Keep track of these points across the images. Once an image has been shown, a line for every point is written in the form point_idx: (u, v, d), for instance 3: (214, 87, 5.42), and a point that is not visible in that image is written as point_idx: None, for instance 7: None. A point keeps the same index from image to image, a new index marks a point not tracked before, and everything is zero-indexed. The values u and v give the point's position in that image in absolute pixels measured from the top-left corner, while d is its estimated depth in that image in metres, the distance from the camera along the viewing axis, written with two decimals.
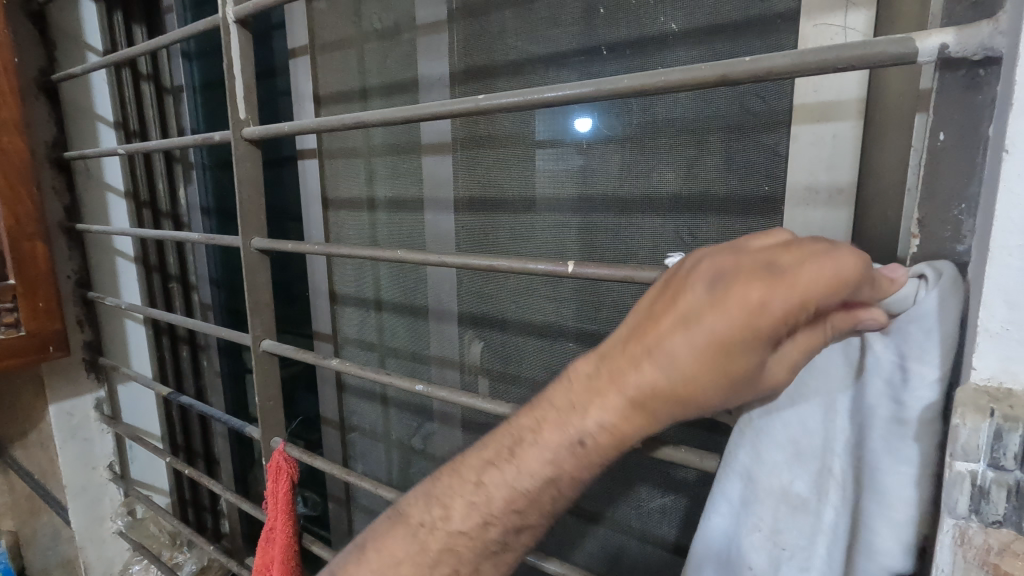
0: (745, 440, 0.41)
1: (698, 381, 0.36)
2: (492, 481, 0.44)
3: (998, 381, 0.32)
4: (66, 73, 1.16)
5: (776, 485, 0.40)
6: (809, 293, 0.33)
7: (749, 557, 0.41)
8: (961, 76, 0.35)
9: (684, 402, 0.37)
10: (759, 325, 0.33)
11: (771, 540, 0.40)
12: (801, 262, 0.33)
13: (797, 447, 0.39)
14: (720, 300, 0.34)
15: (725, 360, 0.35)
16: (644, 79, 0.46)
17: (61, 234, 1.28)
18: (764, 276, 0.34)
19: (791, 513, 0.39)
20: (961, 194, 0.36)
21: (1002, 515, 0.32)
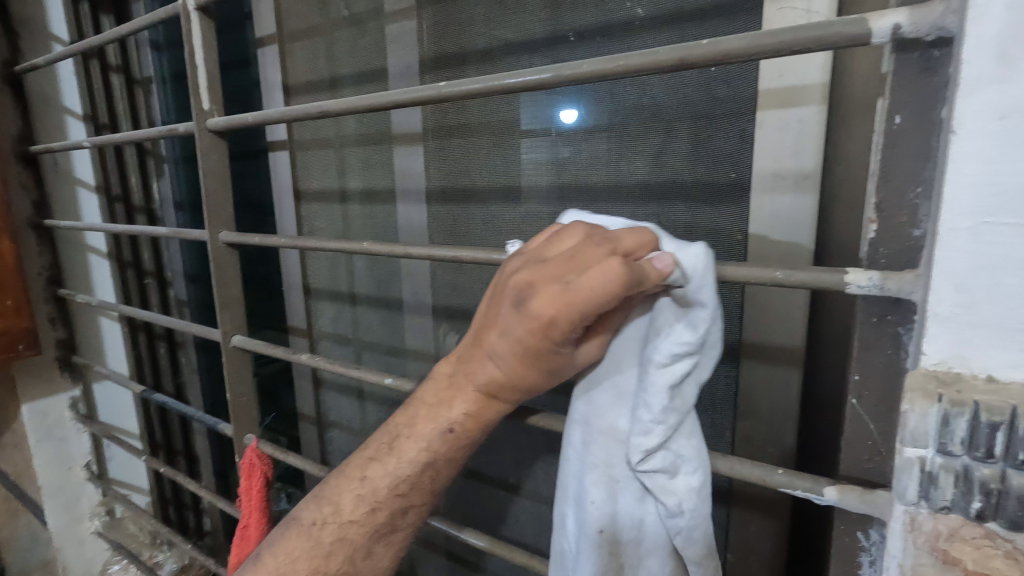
0: (580, 393, 0.48)
1: (523, 371, 0.44)
2: (376, 473, 0.50)
3: (948, 365, 0.32)
4: (27, 65, 1.13)
5: (606, 425, 0.46)
6: (576, 311, 0.39)
7: (589, 492, 0.46)
8: (915, 58, 0.35)
9: (521, 388, 0.45)
10: (546, 328, 0.41)
11: (606, 474, 0.46)
12: (582, 273, 0.39)
13: (617, 391, 0.46)
14: (521, 314, 0.42)
15: (541, 359, 0.43)
16: (604, 64, 0.45)
17: (29, 229, 1.25)
18: (557, 289, 0.40)
19: (616, 449, 0.46)
20: (917, 177, 0.36)
21: (950, 501, 0.31)
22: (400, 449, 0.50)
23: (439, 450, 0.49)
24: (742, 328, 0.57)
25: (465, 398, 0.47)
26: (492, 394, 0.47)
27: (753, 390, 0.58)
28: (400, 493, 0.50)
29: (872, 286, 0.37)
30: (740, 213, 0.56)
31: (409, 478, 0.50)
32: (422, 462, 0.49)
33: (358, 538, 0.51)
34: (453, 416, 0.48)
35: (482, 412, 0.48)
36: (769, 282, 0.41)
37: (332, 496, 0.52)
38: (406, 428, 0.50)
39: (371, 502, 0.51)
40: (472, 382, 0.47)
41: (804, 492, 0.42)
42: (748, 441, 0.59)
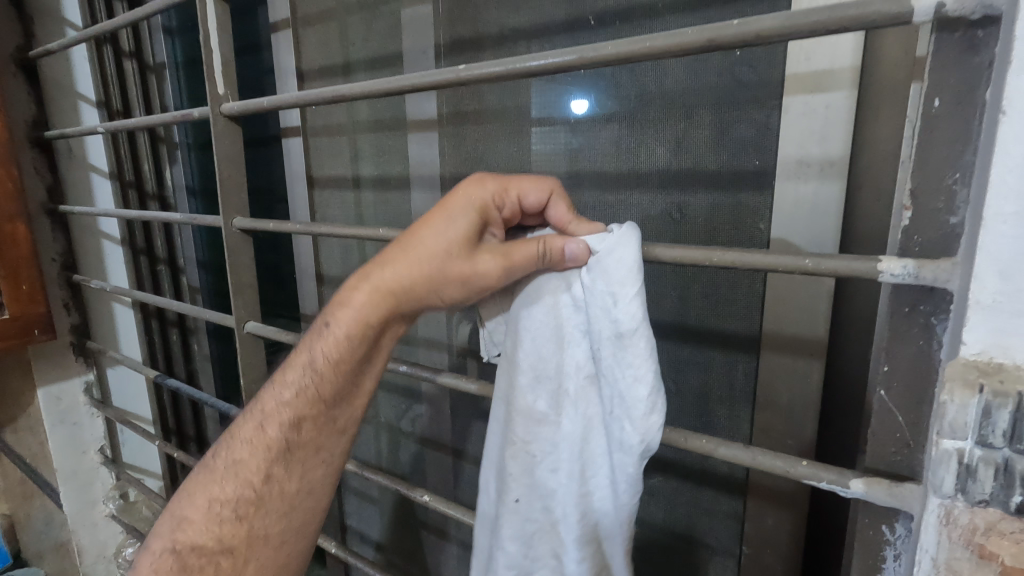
0: (505, 370, 0.52)
1: (423, 252, 0.50)
2: (271, 396, 0.57)
3: (990, 355, 0.30)
4: (41, 50, 1.13)
5: (525, 406, 0.49)
6: (506, 184, 0.50)
7: (507, 467, 0.50)
8: (958, 38, 0.33)
9: (410, 289, 0.51)
10: (477, 199, 0.50)
11: (524, 451, 0.49)
12: (506, 174, 0.51)
13: (536, 373, 0.49)
14: (449, 194, 0.51)
15: (442, 236, 0.50)
16: (629, 46, 0.44)
17: (43, 215, 1.25)
18: (476, 178, 0.51)
19: (536, 429, 0.49)
20: (955, 163, 0.35)
21: (988, 495, 0.30)
22: (291, 369, 0.56)
23: (325, 355, 0.54)
24: (762, 319, 0.56)
25: (358, 295, 0.53)
26: (385, 290, 0.52)
27: (772, 380, 0.57)
28: (290, 408, 0.55)
29: (906, 275, 0.35)
30: (764, 201, 0.55)
31: (305, 388, 0.55)
32: (308, 370, 0.55)
33: (255, 459, 0.55)
34: (340, 320, 0.54)
35: (371, 315, 0.53)
36: (797, 270, 0.40)
37: (234, 430, 0.58)
38: (299, 349, 0.57)
39: (264, 420, 0.56)
40: (363, 286, 0.53)
41: (829, 484, 0.41)
42: (766, 434, 0.58)
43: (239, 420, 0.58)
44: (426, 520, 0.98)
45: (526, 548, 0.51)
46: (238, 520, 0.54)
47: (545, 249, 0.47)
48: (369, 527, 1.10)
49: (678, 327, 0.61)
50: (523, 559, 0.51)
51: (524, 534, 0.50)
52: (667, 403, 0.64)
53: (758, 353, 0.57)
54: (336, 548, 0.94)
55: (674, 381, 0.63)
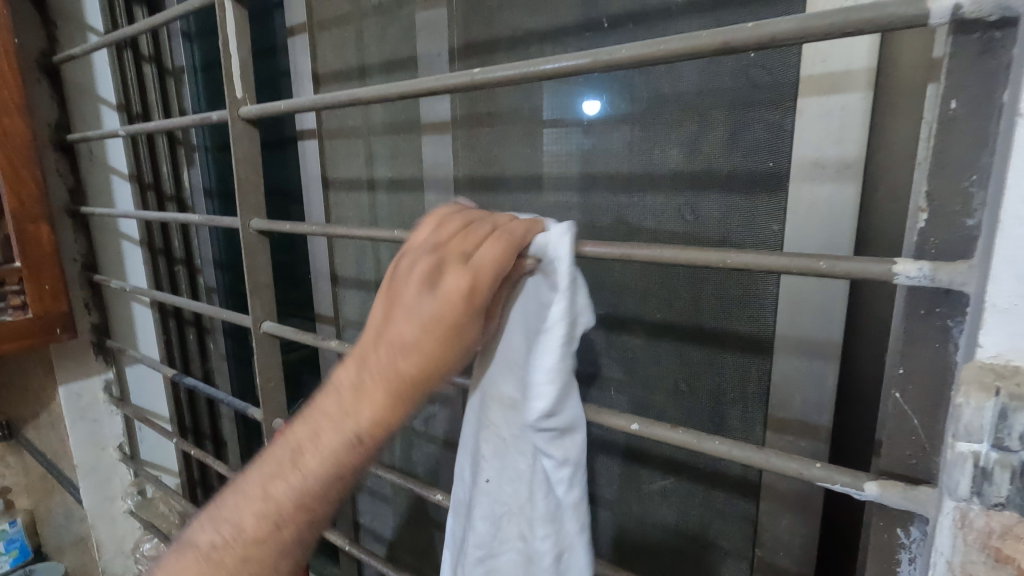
0: (477, 361, 0.54)
1: (434, 350, 0.44)
2: (277, 489, 0.45)
3: (1005, 358, 0.30)
4: (65, 55, 1.15)
5: (494, 392, 0.52)
6: (477, 275, 0.44)
7: (481, 449, 0.53)
8: (975, 39, 0.33)
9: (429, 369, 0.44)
10: (462, 296, 0.44)
11: (496, 435, 0.52)
12: (484, 247, 0.45)
13: (504, 362, 0.51)
14: (430, 276, 0.45)
15: (449, 332, 0.44)
16: (643, 49, 0.44)
17: (66, 216, 1.28)
18: (459, 261, 0.45)
19: (506, 414, 0.51)
20: (973, 165, 0.34)
21: (1004, 497, 0.30)
22: (302, 463, 0.45)
23: (342, 458, 0.45)
24: (775, 321, 0.56)
25: (371, 390, 0.45)
26: (392, 386, 0.44)
27: (785, 383, 0.57)
28: (303, 506, 0.45)
29: (922, 277, 0.35)
30: (777, 203, 0.55)
31: (310, 481, 0.45)
32: (326, 471, 0.45)
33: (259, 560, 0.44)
34: (353, 415, 0.45)
35: (385, 418, 0.45)
36: (810, 272, 0.40)
37: (224, 521, 0.46)
38: (302, 441, 0.46)
39: (276, 518, 0.45)
40: (371, 371, 0.45)
41: (843, 487, 0.41)
42: (779, 435, 0.58)
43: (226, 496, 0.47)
44: (437, 518, 0.99)
45: (495, 528, 0.53)
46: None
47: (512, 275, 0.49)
48: (382, 525, 1.11)
49: (690, 329, 0.62)
50: (491, 540, 0.53)
51: (492, 515, 0.53)
52: (680, 405, 0.64)
53: (771, 355, 0.57)
54: (349, 545, 0.95)
55: (686, 382, 0.63)
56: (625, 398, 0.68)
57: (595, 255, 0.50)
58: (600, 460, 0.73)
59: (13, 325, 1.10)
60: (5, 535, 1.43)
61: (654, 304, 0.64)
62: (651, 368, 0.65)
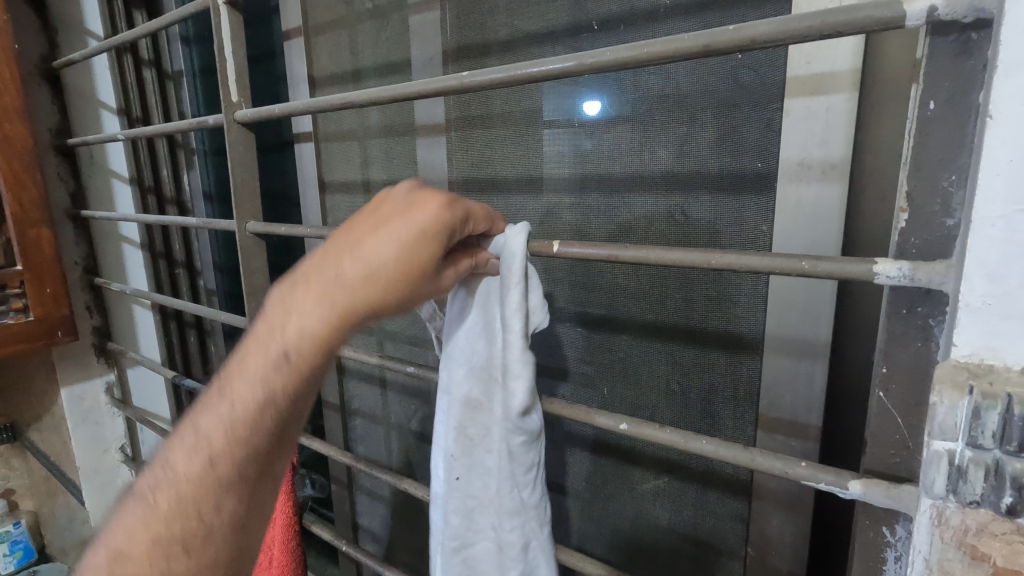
0: (445, 364, 0.57)
1: (375, 282, 0.48)
2: (210, 424, 0.47)
3: (980, 357, 0.31)
4: (65, 60, 1.16)
5: (461, 393, 0.55)
6: (417, 217, 0.48)
7: (451, 448, 0.56)
8: (952, 41, 0.33)
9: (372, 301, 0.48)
10: (403, 236, 0.48)
11: (463, 434, 0.55)
12: (421, 198, 0.50)
13: (470, 365, 0.54)
14: (377, 226, 0.49)
15: (388, 265, 0.48)
16: (627, 52, 0.45)
17: (67, 219, 1.29)
18: (399, 209, 0.49)
19: (473, 414, 0.54)
20: (950, 165, 0.35)
21: (979, 495, 0.30)
22: (238, 391, 0.48)
23: (280, 381, 0.48)
24: (765, 321, 0.56)
25: (309, 316, 0.48)
26: (330, 312, 0.48)
27: (774, 382, 0.57)
28: (240, 439, 0.47)
29: (901, 277, 0.36)
30: (766, 204, 0.56)
31: (255, 413, 0.47)
32: (262, 397, 0.47)
33: (196, 495, 0.46)
34: (290, 341, 0.48)
35: (322, 339, 0.48)
36: (793, 272, 0.41)
37: (167, 458, 0.47)
38: (242, 372, 0.49)
39: (210, 452, 0.46)
40: (309, 304, 0.49)
41: (827, 485, 0.41)
42: (769, 435, 0.58)
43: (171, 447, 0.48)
44: None
45: (467, 520, 0.56)
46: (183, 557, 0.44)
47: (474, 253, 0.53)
48: (380, 526, 1.11)
49: (681, 330, 0.62)
50: (465, 531, 0.56)
51: (463, 508, 0.56)
52: (672, 405, 0.64)
53: (761, 354, 0.57)
54: (347, 546, 0.96)
55: (677, 382, 0.63)
56: (618, 399, 0.69)
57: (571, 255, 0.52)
58: (594, 460, 0.73)
59: (15, 328, 1.11)
60: (10, 536, 1.44)
61: (645, 304, 0.64)
62: (643, 369, 0.66)
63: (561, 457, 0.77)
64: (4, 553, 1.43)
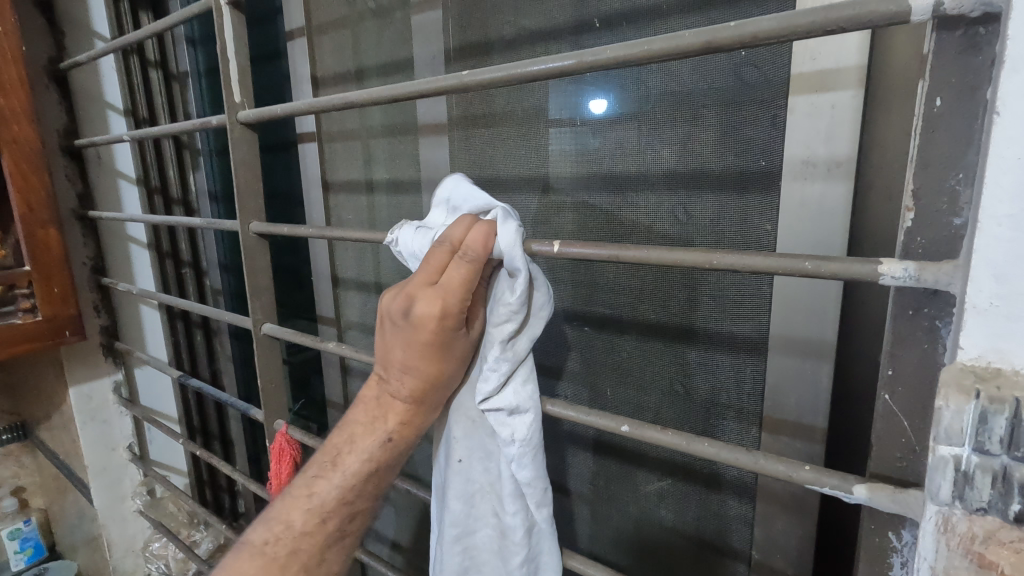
0: None
1: (433, 368, 0.52)
2: (321, 488, 0.54)
3: (988, 360, 0.30)
4: (72, 62, 1.17)
5: (466, 375, 0.54)
6: (445, 296, 0.48)
7: (452, 430, 0.55)
8: (959, 35, 0.33)
9: (437, 385, 0.53)
10: (444, 319, 0.49)
11: (466, 417, 0.54)
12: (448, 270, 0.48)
13: (475, 347, 0.54)
14: (416, 318, 0.49)
15: (441, 354, 0.51)
16: (627, 50, 0.44)
17: (74, 220, 1.30)
18: (431, 290, 0.49)
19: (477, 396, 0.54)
20: (958, 163, 0.34)
21: (985, 502, 0.30)
22: (342, 463, 0.55)
23: (376, 459, 0.54)
24: (770, 322, 0.56)
25: (394, 407, 0.54)
26: (413, 401, 0.53)
27: (779, 384, 0.56)
28: (346, 501, 0.55)
29: (907, 277, 0.35)
30: (770, 203, 0.55)
31: (360, 481, 0.55)
32: (361, 469, 0.55)
33: (312, 548, 0.54)
34: (386, 428, 0.54)
35: (408, 429, 0.54)
36: (797, 273, 0.40)
37: (282, 517, 0.54)
38: (344, 446, 0.55)
39: (322, 514, 0.54)
40: (389, 395, 0.54)
41: (831, 489, 0.41)
42: (774, 437, 0.57)
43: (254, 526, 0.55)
44: None
45: (467, 505, 0.55)
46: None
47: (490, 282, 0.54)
48: (384, 526, 1.12)
49: (686, 330, 0.61)
50: (465, 517, 0.55)
51: (465, 493, 0.55)
52: (676, 406, 0.64)
53: (766, 356, 0.57)
54: (350, 546, 0.96)
55: (681, 383, 0.63)
56: (621, 399, 0.68)
57: (574, 254, 0.51)
58: (597, 461, 0.73)
59: (23, 328, 1.12)
60: (20, 533, 1.50)
61: (648, 304, 0.63)
62: (646, 369, 0.65)
63: (564, 458, 0.77)
64: (15, 550, 1.49)
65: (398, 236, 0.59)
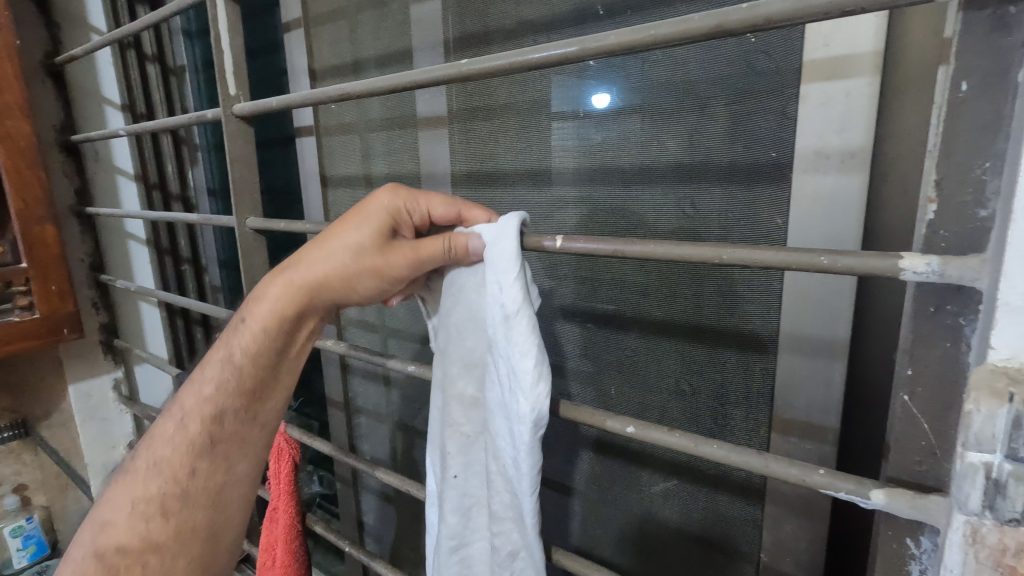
0: (439, 360, 0.55)
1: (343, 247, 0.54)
2: (193, 394, 0.58)
3: (1020, 361, 0.28)
4: (67, 55, 1.15)
5: (458, 390, 0.53)
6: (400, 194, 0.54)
7: (447, 448, 0.54)
8: (988, 15, 0.31)
9: (320, 275, 0.55)
10: (381, 207, 0.54)
11: (459, 432, 0.54)
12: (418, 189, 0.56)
13: (465, 361, 0.52)
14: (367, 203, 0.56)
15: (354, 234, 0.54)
16: (632, 35, 0.43)
17: (72, 216, 1.28)
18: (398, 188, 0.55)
19: (470, 410, 0.53)
20: (985, 151, 0.32)
21: (1019, 513, 0.28)
22: (210, 367, 0.59)
23: (239, 358, 0.58)
24: (780, 319, 0.54)
25: (268, 297, 0.57)
26: (293, 293, 0.57)
27: (790, 382, 0.54)
28: (212, 405, 0.57)
29: (930, 273, 0.33)
30: (781, 196, 0.53)
31: (226, 380, 0.58)
32: (226, 371, 0.58)
33: (182, 457, 0.56)
34: (247, 319, 0.58)
35: (280, 313, 0.57)
36: (812, 268, 0.38)
37: (165, 435, 0.57)
38: (216, 353, 0.59)
39: (189, 416, 0.57)
40: (278, 286, 0.58)
41: (847, 494, 0.39)
42: (784, 437, 0.56)
43: (158, 420, 0.59)
44: None
45: (464, 518, 0.54)
46: (176, 503, 0.55)
47: (449, 245, 0.51)
48: (385, 526, 1.10)
49: (693, 328, 0.59)
50: (463, 530, 0.55)
51: (460, 508, 0.54)
52: (681, 405, 0.62)
53: (775, 354, 0.55)
54: (350, 547, 0.95)
55: (688, 382, 0.61)
56: (625, 398, 0.66)
57: (578, 250, 0.50)
58: (601, 461, 0.71)
59: (20, 326, 1.10)
60: (22, 531, 1.43)
61: (654, 301, 0.62)
62: (651, 368, 0.63)
63: (566, 458, 0.75)
64: (19, 548, 1.42)
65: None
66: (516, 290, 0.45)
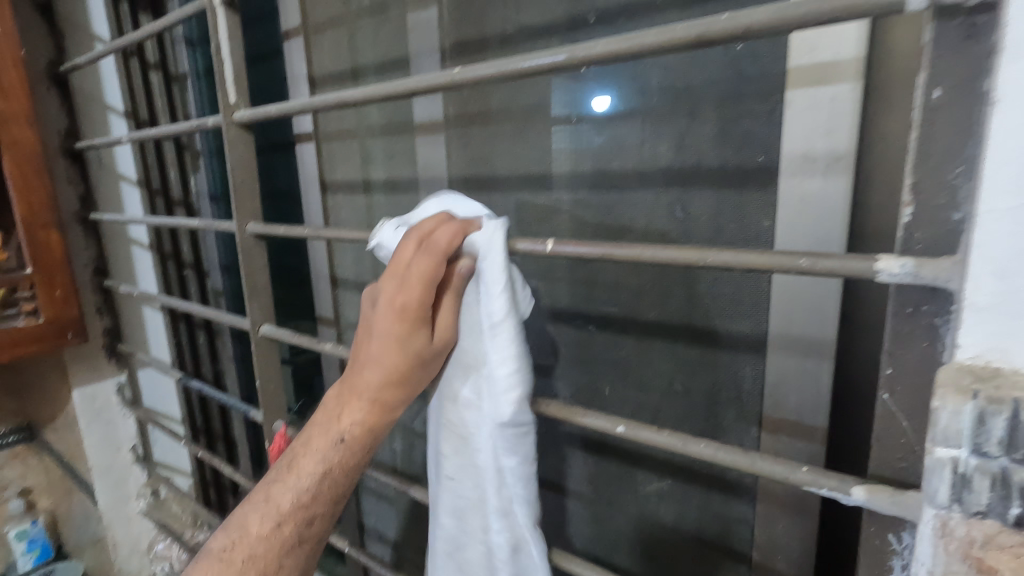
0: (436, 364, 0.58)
1: (409, 349, 0.53)
2: (280, 490, 0.55)
3: (986, 359, 0.29)
4: (72, 64, 1.17)
5: (452, 391, 0.55)
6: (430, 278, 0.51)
7: (443, 448, 0.56)
8: (958, 25, 0.32)
9: (406, 372, 0.54)
10: (422, 304, 0.52)
11: (456, 434, 0.55)
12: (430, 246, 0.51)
13: (458, 363, 0.55)
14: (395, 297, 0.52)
15: (408, 337, 0.52)
16: (618, 43, 0.44)
17: (76, 222, 1.32)
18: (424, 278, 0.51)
19: (463, 412, 0.54)
20: (958, 156, 0.33)
21: (985, 506, 0.29)
22: (299, 465, 0.55)
23: (333, 461, 0.55)
24: (770, 318, 0.55)
25: (360, 407, 0.55)
26: (380, 399, 0.54)
27: (780, 383, 0.55)
28: (303, 505, 0.54)
29: (905, 274, 0.34)
30: (769, 199, 0.54)
31: (322, 483, 0.55)
32: (320, 472, 0.55)
33: (268, 553, 0.53)
34: (345, 426, 0.55)
35: (374, 421, 0.55)
36: (792, 270, 0.39)
37: (243, 526, 0.54)
38: (303, 450, 0.56)
39: (278, 516, 0.54)
40: (363, 392, 0.55)
41: (830, 491, 0.40)
42: (775, 436, 0.57)
43: (242, 511, 0.55)
44: None
45: (460, 520, 0.56)
46: None
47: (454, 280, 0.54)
48: (386, 526, 1.11)
49: (684, 328, 0.60)
50: (458, 531, 0.57)
51: (456, 509, 0.56)
52: (674, 405, 0.63)
53: (765, 354, 0.56)
54: (351, 547, 0.96)
55: (681, 382, 0.62)
56: (620, 399, 0.67)
57: (570, 255, 0.50)
58: (597, 461, 0.72)
59: (25, 330, 1.12)
60: (26, 535, 1.44)
61: (647, 302, 0.63)
62: (646, 369, 0.64)
63: (563, 458, 0.76)
64: (22, 552, 1.43)
65: (377, 238, 0.58)
66: (501, 298, 0.49)
